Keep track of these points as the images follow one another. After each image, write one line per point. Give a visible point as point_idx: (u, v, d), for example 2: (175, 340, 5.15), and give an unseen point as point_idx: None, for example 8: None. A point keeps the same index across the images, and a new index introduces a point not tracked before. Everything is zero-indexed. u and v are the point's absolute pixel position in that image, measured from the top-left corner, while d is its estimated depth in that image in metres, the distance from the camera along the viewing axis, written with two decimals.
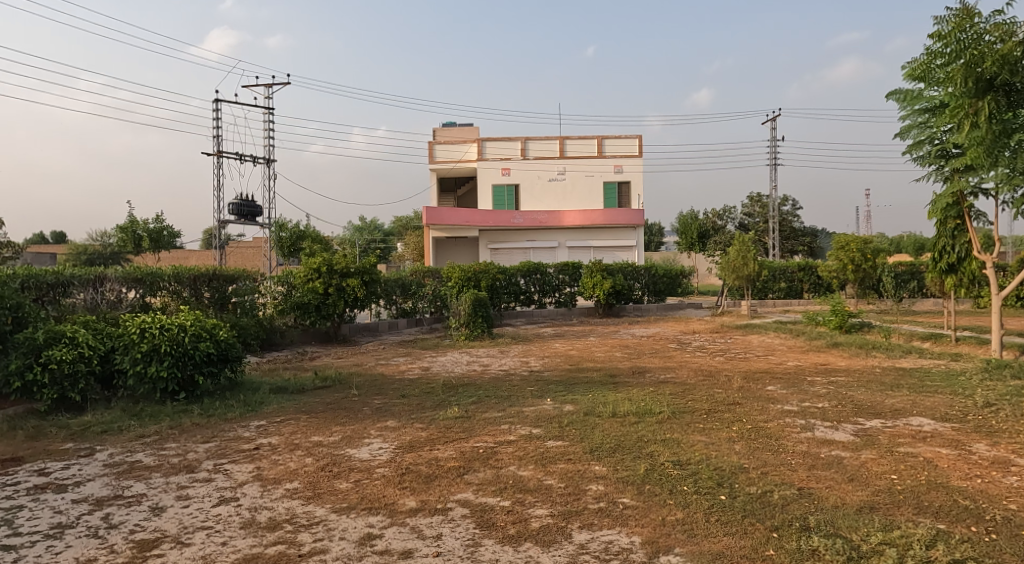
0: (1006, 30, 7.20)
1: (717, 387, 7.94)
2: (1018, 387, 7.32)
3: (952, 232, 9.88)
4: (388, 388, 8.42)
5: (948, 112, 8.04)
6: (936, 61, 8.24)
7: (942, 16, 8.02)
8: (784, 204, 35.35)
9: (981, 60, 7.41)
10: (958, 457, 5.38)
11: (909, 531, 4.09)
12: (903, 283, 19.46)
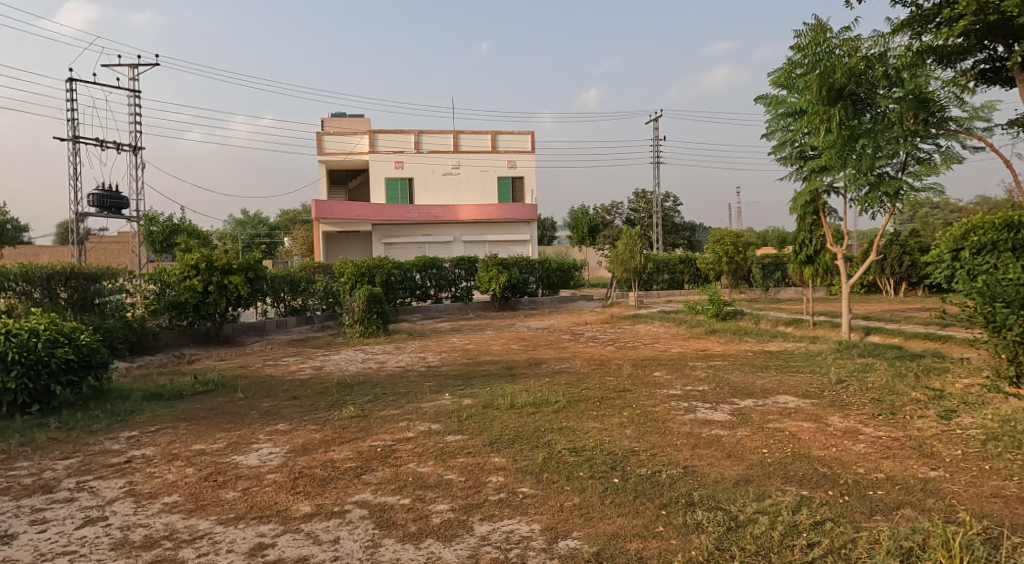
0: (852, 45, 8.23)
1: (609, 376, 8.38)
2: (864, 364, 8.23)
3: (810, 227, 10.89)
4: (276, 390, 8.27)
5: (806, 117, 8.78)
6: (795, 70, 9.06)
7: (800, 29, 8.79)
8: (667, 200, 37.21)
9: (832, 72, 8.24)
10: (817, 430, 6.02)
11: (778, 499, 4.57)
12: (769, 274, 21.07)
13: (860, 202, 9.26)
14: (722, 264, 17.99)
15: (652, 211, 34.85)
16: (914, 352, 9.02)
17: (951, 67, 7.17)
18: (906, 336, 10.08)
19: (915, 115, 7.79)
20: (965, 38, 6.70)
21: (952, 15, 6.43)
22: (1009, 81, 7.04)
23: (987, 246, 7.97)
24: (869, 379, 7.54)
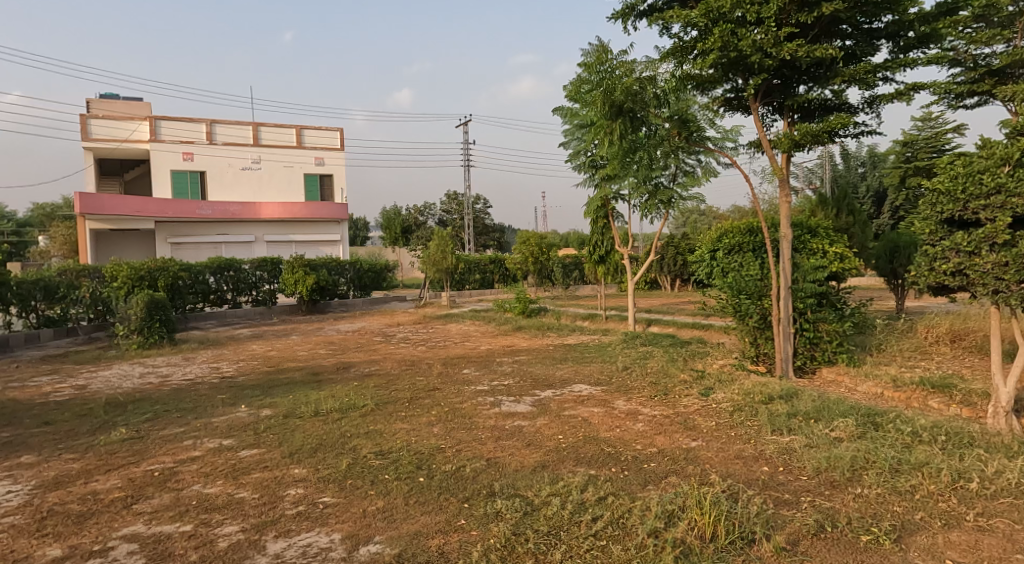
0: (629, 67, 8.84)
1: (419, 376, 8.54)
2: (644, 352, 9.20)
3: (602, 231, 11.86)
4: (24, 417, 7.39)
5: (594, 130, 9.72)
6: (584, 86, 9.83)
7: (585, 49, 9.56)
8: (478, 201, 38.27)
9: (613, 90, 8.73)
10: (605, 413, 6.65)
11: (569, 481, 5.01)
12: (570, 273, 22.57)
13: (641, 209, 10.43)
14: (529, 263, 18.92)
15: (463, 213, 35.66)
16: (684, 339, 10.28)
17: (706, 93, 8.32)
18: (679, 326, 11.43)
19: (680, 134, 8.53)
20: (714, 67, 7.81)
21: (704, 46, 7.48)
22: (745, 109, 8.31)
23: (737, 247, 9.20)
24: (648, 365, 8.47)
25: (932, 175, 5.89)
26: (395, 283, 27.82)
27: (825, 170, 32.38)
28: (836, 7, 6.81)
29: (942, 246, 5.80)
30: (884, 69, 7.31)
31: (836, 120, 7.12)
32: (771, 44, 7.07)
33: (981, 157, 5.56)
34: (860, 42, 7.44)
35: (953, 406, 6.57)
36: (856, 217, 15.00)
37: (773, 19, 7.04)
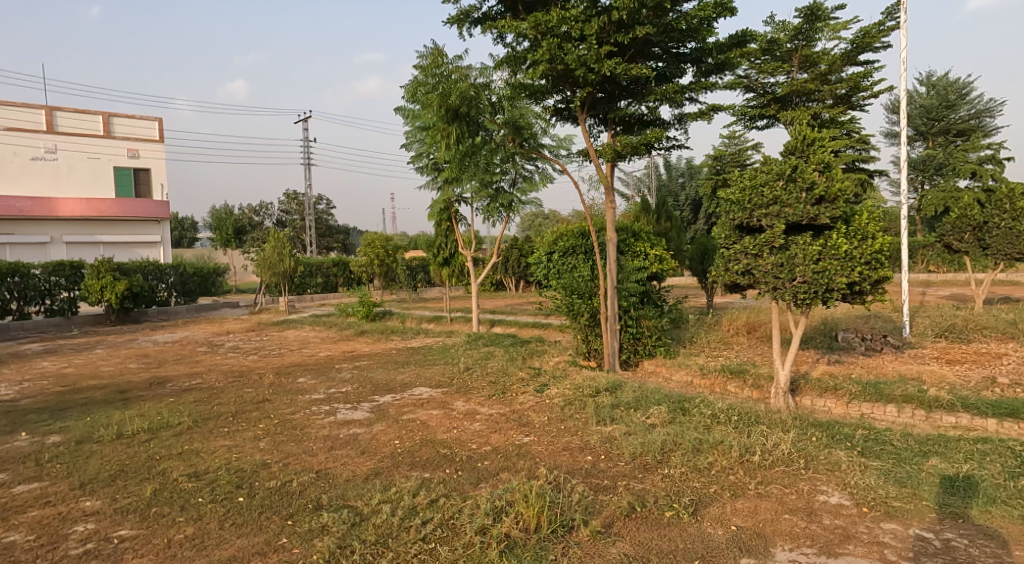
0: (464, 73, 9.10)
1: (247, 388, 8.13)
2: (485, 352, 9.80)
3: (445, 233, 12.03)
4: None
5: (432, 133, 9.96)
6: (417, 90, 9.77)
7: (421, 51, 9.55)
8: (321, 202, 37.17)
9: (449, 94, 8.99)
10: (444, 415, 6.83)
11: (401, 486, 5.03)
12: (416, 275, 22.63)
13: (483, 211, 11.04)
14: (374, 266, 18.62)
15: (304, 213, 34.48)
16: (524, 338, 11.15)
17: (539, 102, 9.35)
18: (520, 325, 12.23)
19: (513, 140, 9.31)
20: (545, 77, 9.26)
21: (534, 57, 8.91)
22: (574, 119, 10.29)
23: (571, 249, 10.53)
24: (489, 364, 9.19)
25: (728, 189, 7.69)
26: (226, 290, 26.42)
27: (647, 180, 35.32)
28: (646, 32, 8.56)
29: (735, 249, 7.65)
30: (690, 91, 9.60)
31: (651, 135, 9.59)
32: (594, 59, 8.67)
33: (764, 172, 7.35)
34: (670, 65, 9.54)
35: (746, 389, 8.72)
36: (672, 222, 16.53)
37: (594, 38, 8.68)
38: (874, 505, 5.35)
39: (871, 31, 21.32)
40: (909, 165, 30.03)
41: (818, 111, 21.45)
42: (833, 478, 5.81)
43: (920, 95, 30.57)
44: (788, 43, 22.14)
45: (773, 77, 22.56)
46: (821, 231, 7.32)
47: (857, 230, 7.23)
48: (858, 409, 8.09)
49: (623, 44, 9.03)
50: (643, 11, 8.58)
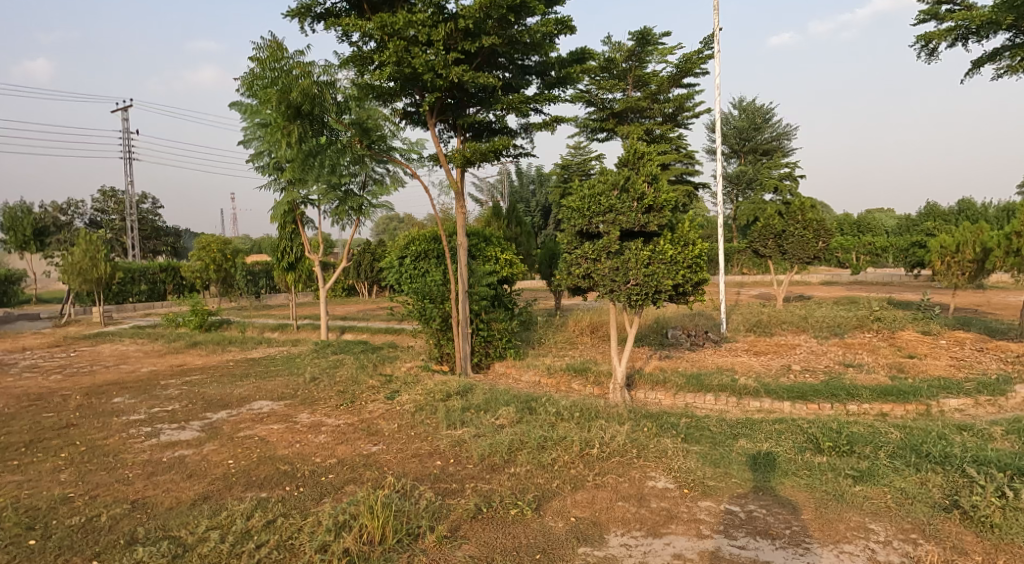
0: (307, 68, 8.70)
1: (47, 412, 7.37)
2: (335, 360, 9.86)
3: (290, 236, 12.01)
4: None
5: (271, 131, 9.44)
6: (255, 83, 9.17)
7: (257, 44, 8.98)
8: (146, 200, 34.29)
9: (290, 89, 8.64)
10: (286, 429, 7.15)
11: (233, 509, 5.22)
12: (256, 280, 21.64)
13: (332, 214, 10.65)
14: (209, 271, 17.49)
15: (124, 213, 31.67)
16: (375, 344, 11.17)
17: (387, 104, 9.29)
18: (371, 330, 12.11)
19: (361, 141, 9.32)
20: (393, 80, 9.13)
21: (381, 58, 8.73)
22: (424, 123, 10.23)
23: (423, 253, 10.48)
24: (338, 373, 9.18)
25: (569, 197, 7.99)
26: (22, 300, 23.15)
27: (499, 186, 35.93)
28: (492, 41, 8.81)
29: (576, 254, 7.99)
30: (534, 102, 9.88)
31: (498, 142, 9.76)
32: (441, 66, 8.77)
33: (601, 181, 7.77)
34: (516, 76, 9.85)
35: (588, 386, 9.13)
36: (522, 227, 16.98)
37: (441, 43, 8.74)
38: (693, 486, 6.17)
39: (693, 57, 23.32)
40: (726, 179, 33.26)
41: (650, 127, 23.59)
42: (660, 464, 6.58)
43: (734, 116, 33.79)
44: (624, 62, 23.48)
45: (611, 93, 23.85)
46: (651, 237, 7.89)
47: (682, 237, 7.84)
48: (684, 399, 8.75)
49: (470, 52, 9.14)
50: (488, 21, 8.78)
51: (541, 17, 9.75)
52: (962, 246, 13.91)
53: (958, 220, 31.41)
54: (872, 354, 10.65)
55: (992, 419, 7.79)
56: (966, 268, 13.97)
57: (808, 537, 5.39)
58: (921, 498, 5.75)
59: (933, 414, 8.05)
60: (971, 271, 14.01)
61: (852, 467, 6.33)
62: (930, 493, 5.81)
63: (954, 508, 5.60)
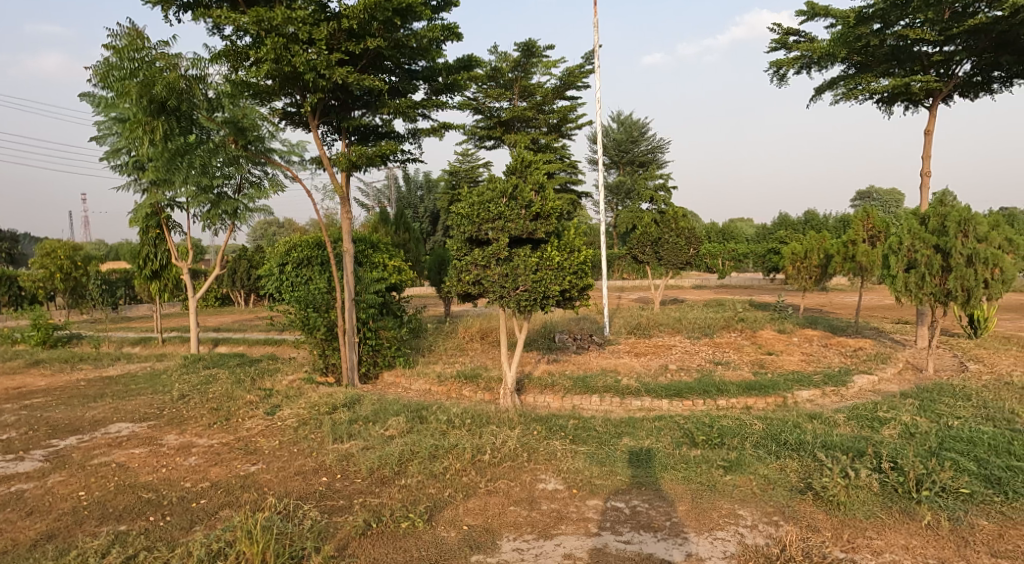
0: (172, 60, 8.10)
1: None
2: (206, 376, 9.18)
3: (154, 241, 11.25)
4: None
5: (129, 126, 8.68)
6: (111, 73, 8.38)
7: (114, 31, 8.25)
8: None
9: (152, 82, 8.04)
10: (150, 453, 6.58)
11: (86, 546, 4.85)
12: (112, 290, 19.96)
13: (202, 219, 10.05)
14: (55, 281, 15.93)
15: None
16: (253, 357, 10.55)
17: (265, 103, 8.77)
18: (248, 343, 11.43)
19: (235, 140, 8.66)
20: (270, 78, 8.66)
21: (258, 55, 8.27)
22: (306, 125, 9.77)
23: (305, 260, 9.84)
24: (209, 390, 8.58)
25: (458, 203, 7.86)
26: None
27: (384, 192, 35.28)
28: (377, 44, 8.54)
29: (466, 260, 7.86)
30: (422, 107, 9.71)
31: (385, 147, 9.52)
32: (324, 66, 8.42)
33: (490, 188, 7.69)
34: (402, 80, 9.63)
35: (478, 392, 9.04)
36: (410, 234, 16.70)
37: (323, 43, 8.38)
38: (581, 485, 6.20)
39: (575, 71, 23.94)
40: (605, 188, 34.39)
41: (536, 137, 23.90)
42: (550, 466, 6.57)
43: (612, 129, 34.96)
44: (510, 72, 23.70)
45: (498, 102, 24.00)
46: (539, 244, 7.91)
47: (569, 243, 7.94)
48: (570, 401, 8.86)
49: (355, 53, 8.84)
50: (373, 22, 8.51)
51: (427, 23, 9.61)
52: (809, 253, 14.95)
53: (807, 229, 34.23)
54: (736, 351, 11.28)
55: (837, 407, 8.45)
56: (812, 273, 14.91)
57: (685, 527, 5.57)
58: (781, 483, 6.09)
59: (788, 405, 8.60)
60: (816, 276, 14.96)
61: (723, 458, 6.59)
62: (789, 477, 6.17)
63: (809, 490, 5.96)
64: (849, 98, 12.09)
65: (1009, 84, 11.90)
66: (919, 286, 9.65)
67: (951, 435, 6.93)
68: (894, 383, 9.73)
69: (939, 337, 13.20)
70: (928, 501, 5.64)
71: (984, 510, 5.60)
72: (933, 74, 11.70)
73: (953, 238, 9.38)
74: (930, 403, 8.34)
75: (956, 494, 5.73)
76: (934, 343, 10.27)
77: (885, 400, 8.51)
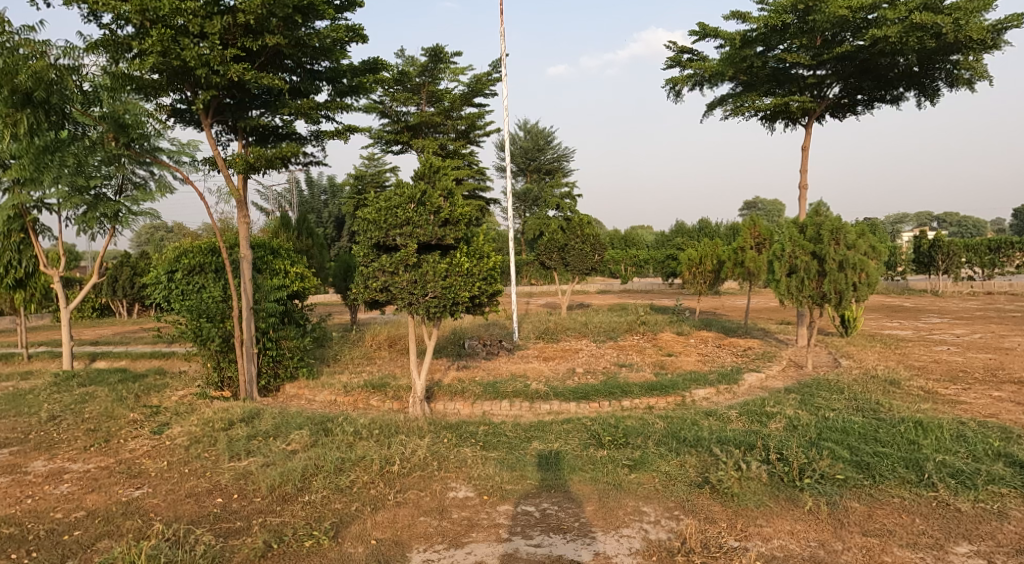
0: (37, 47, 7.68)
1: None
2: (83, 395, 8.45)
3: (18, 248, 10.47)
4: None
5: None
6: None
7: None
8: None
9: (15, 70, 7.57)
10: (13, 482, 6.13)
11: None
12: None
13: (76, 221, 9.28)
14: None
15: None
16: (137, 372, 9.82)
17: (149, 99, 8.21)
18: (133, 357, 10.62)
19: (116, 138, 8.30)
20: (156, 71, 8.11)
21: (142, 46, 7.71)
22: (197, 123, 9.21)
23: (197, 267, 9.25)
24: (85, 410, 7.88)
25: (364, 208, 7.56)
26: None
27: (285, 196, 34.03)
28: (276, 41, 8.11)
29: (373, 267, 7.56)
30: (325, 109, 9.35)
31: (286, 149, 9.07)
32: (217, 61, 7.94)
33: (398, 194, 7.46)
34: (304, 81, 9.25)
35: (387, 402, 8.76)
36: (314, 239, 16.14)
37: (216, 37, 7.89)
38: (492, 492, 6.08)
39: (482, 79, 23.95)
40: (512, 195, 34.60)
41: (443, 142, 23.71)
42: (460, 473, 6.40)
43: (519, 137, 35.18)
44: (417, 77, 23.42)
45: (405, 106, 23.64)
46: (448, 250, 7.76)
47: (477, 250, 7.86)
48: (480, 408, 8.73)
49: (251, 50, 8.39)
50: (272, 19, 8.11)
51: (330, 23, 9.29)
52: (703, 259, 15.45)
53: (701, 237, 35.73)
54: (638, 354, 11.50)
55: (730, 404, 8.73)
56: (706, 278, 15.51)
57: (593, 527, 5.55)
58: (681, 478, 6.19)
59: (687, 404, 8.81)
60: (710, 281, 15.58)
61: (628, 457, 6.64)
62: (687, 472, 6.28)
63: (706, 483, 6.09)
64: (737, 115, 12.64)
65: (872, 107, 12.89)
66: (800, 289, 10.14)
67: (829, 426, 7.29)
68: (780, 380, 10.21)
69: (816, 336, 14.00)
70: (810, 488, 5.88)
71: (856, 493, 5.89)
72: (807, 95, 12.51)
73: (827, 245, 9.97)
74: (809, 397, 8.78)
75: (832, 480, 6.01)
76: (812, 342, 10.85)
77: (771, 396, 8.89)
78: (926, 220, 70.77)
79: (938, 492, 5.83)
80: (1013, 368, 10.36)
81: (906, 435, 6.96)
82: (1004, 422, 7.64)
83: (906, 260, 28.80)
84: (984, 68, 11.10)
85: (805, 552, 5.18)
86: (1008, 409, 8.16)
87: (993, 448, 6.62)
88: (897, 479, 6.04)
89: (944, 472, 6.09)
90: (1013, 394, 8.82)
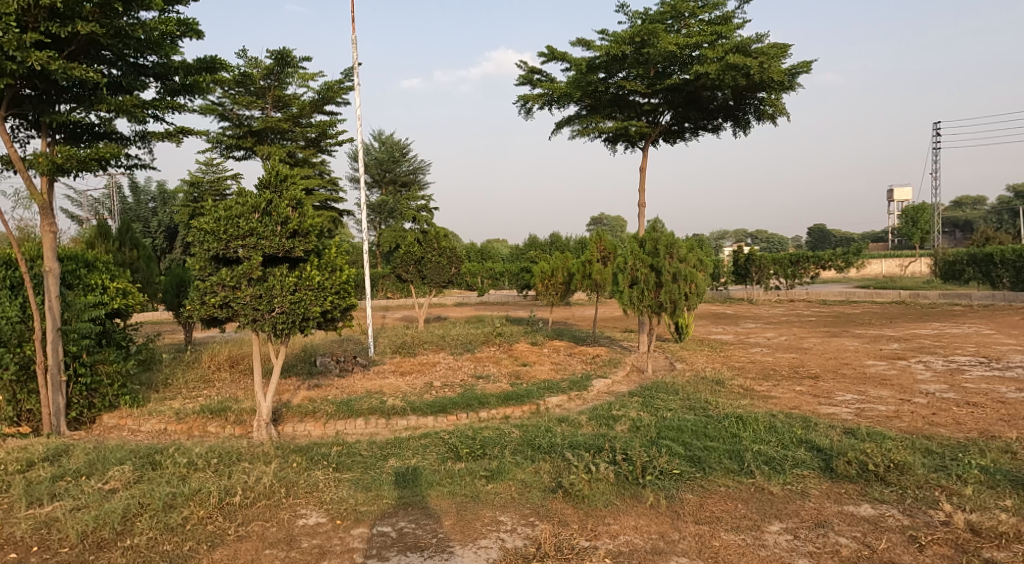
0: None
1: None
2: None
3: None
4: None
5: None
6: None
7: None
8: None
9: None
10: None
11: None
12: None
13: None
14: None
15: None
16: None
17: None
18: None
19: None
20: None
21: None
22: None
23: None
24: None
25: (200, 217, 6.78)
26: None
27: (105, 202, 30.73)
28: (90, 28, 7.14)
29: (210, 281, 6.77)
30: (151, 108, 8.38)
31: (104, 149, 7.98)
32: (14, 46, 6.84)
33: (239, 202, 6.74)
34: (126, 75, 8.22)
35: (228, 427, 7.92)
36: (139, 251, 14.60)
37: (11, 18, 6.81)
38: (345, 515, 5.58)
39: (334, 86, 23.07)
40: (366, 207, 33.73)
41: (292, 150, 22.48)
42: (310, 498, 5.85)
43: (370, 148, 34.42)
44: (262, 80, 22.04)
45: (248, 110, 22.06)
46: (296, 263, 7.18)
47: (329, 262, 7.36)
48: (334, 427, 8.13)
49: (59, 36, 7.33)
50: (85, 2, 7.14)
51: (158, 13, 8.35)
52: (555, 271, 15.64)
53: (552, 250, 36.72)
54: (494, 365, 11.38)
55: (580, 410, 8.76)
56: (558, 289, 15.70)
57: (451, 541, 5.24)
58: (536, 486, 6.03)
59: (541, 412, 8.72)
60: (561, 291, 15.78)
61: (486, 468, 6.40)
62: (542, 478, 6.15)
63: (559, 488, 5.97)
64: (583, 136, 12.96)
65: (696, 134, 13.70)
66: (640, 299, 10.50)
67: (665, 426, 7.50)
68: (624, 384, 10.47)
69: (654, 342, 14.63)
70: (652, 485, 5.94)
71: (690, 485, 6.01)
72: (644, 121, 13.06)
73: (663, 258, 10.39)
74: (649, 399, 9.04)
75: (669, 475, 6.12)
76: (651, 348, 11.24)
77: (617, 400, 9.07)
78: (745, 235, 77.85)
79: (755, 478, 6.09)
80: (811, 365, 11.35)
81: (728, 429, 7.30)
82: (805, 412, 8.25)
83: (727, 271, 31.35)
84: (783, 106, 12.13)
85: (647, 545, 5.18)
86: (808, 401, 8.86)
87: (796, 435, 7.09)
88: (722, 469, 6.27)
89: (760, 461, 6.41)
90: (811, 388, 9.61)
